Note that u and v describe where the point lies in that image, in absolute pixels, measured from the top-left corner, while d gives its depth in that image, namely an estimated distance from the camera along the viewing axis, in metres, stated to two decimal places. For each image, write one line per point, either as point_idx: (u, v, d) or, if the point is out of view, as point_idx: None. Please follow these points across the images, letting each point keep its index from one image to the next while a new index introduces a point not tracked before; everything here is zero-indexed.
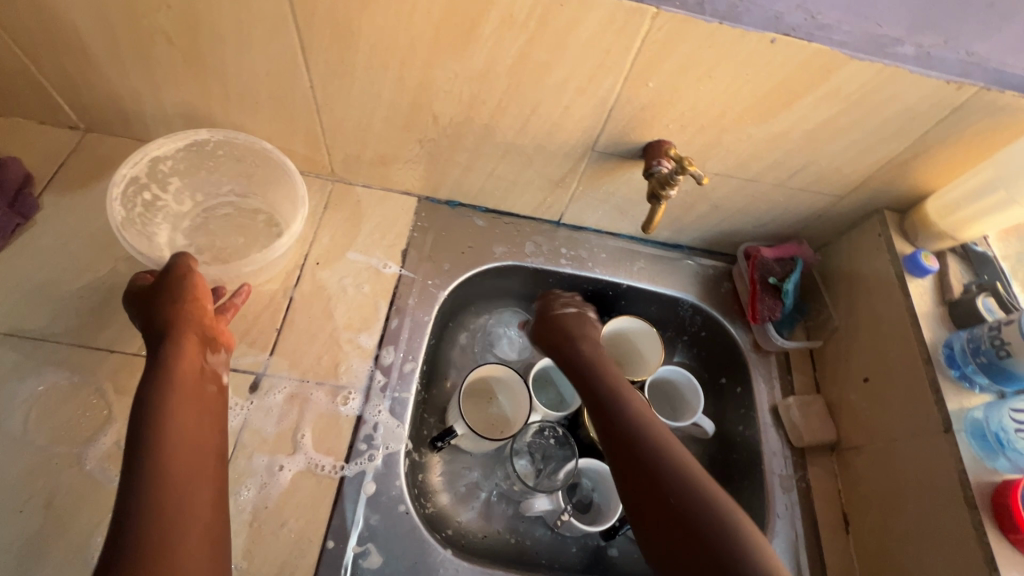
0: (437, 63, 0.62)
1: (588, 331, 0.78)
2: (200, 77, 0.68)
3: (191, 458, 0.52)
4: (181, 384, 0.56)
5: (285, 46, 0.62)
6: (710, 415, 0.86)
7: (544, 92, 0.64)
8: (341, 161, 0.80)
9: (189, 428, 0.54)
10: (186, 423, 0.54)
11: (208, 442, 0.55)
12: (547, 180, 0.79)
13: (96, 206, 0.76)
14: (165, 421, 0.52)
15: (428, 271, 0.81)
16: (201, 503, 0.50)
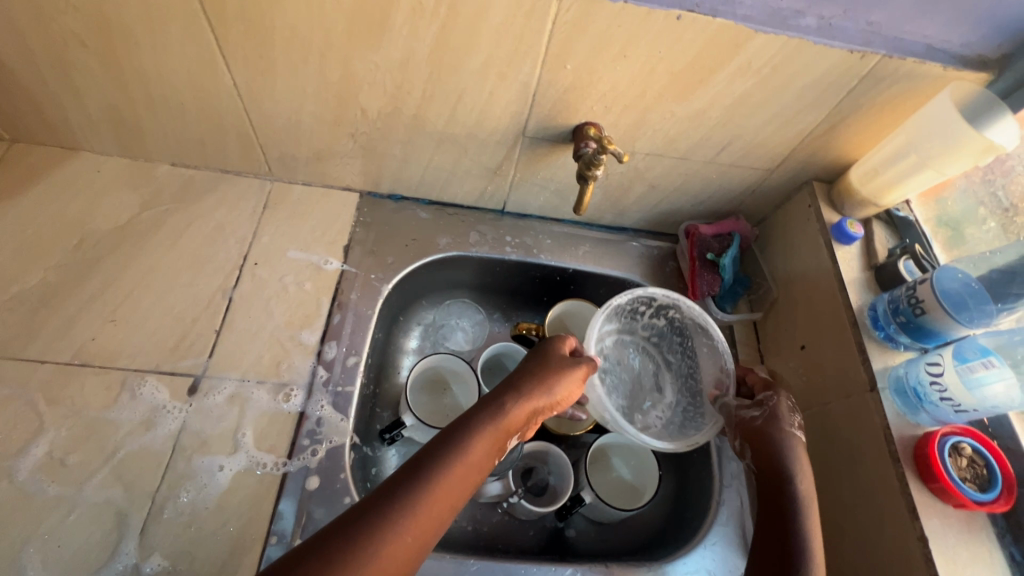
0: (357, 55, 0.62)
1: (792, 443, 0.65)
2: (120, 80, 0.67)
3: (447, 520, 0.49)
4: (442, 489, 0.49)
5: (202, 44, 0.62)
6: None
7: (467, 79, 0.64)
8: (278, 159, 0.80)
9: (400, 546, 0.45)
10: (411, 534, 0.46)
11: (411, 557, 0.46)
12: (485, 168, 0.79)
13: (25, 217, 0.75)
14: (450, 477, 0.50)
15: (371, 265, 0.80)
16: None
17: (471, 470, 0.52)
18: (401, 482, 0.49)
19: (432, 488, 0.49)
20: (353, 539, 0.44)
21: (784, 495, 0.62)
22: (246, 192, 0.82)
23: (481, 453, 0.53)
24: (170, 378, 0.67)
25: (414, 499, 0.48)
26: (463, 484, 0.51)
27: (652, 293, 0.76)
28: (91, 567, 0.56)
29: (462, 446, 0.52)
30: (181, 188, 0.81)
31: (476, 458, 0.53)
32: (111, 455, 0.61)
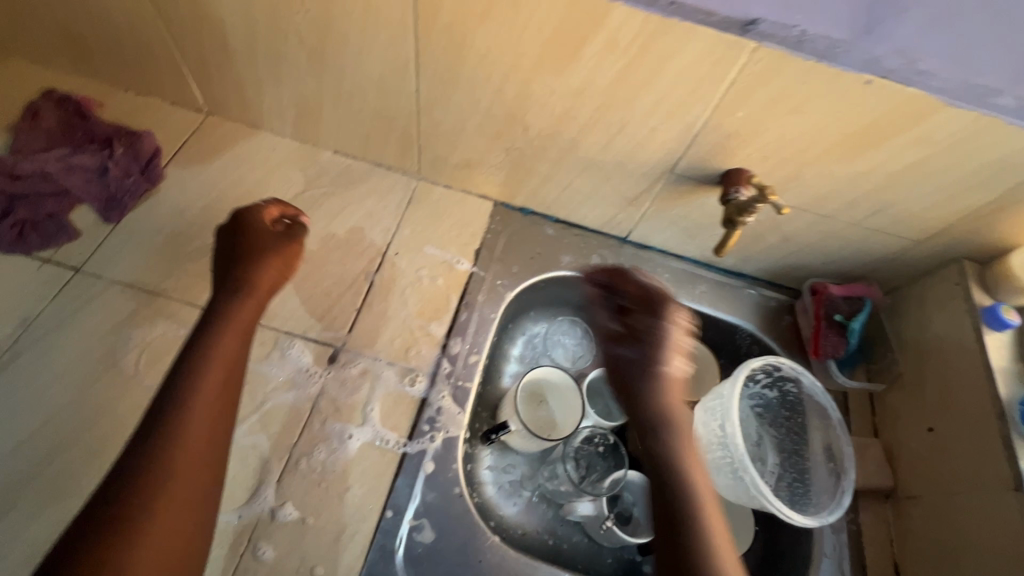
0: (538, 78, 0.67)
1: (666, 378, 0.66)
2: (319, 74, 0.75)
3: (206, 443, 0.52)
4: (209, 390, 0.55)
5: (402, 52, 0.68)
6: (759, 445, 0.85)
7: (634, 113, 0.67)
8: (429, 161, 0.86)
9: (197, 436, 0.52)
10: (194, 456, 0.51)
11: (195, 470, 0.51)
12: (622, 196, 0.82)
13: (211, 181, 0.84)
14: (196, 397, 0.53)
15: (497, 272, 0.85)
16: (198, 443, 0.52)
17: (220, 368, 0.56)
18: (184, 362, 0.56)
19: (180, 397, 0.53)
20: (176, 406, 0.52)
21: (646, 448, 0.64)
22: (393, 186, 0.89)
23: (228, 351, 0.58)
24: (314, 345, 0.73)
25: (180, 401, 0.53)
26: (220, 408, 0.55)
27: (782, 363, 0.75)
28: (235, 501, 0.61)
29: (197, 381, 0.55)
30: (339, 174, 0.88)
31: (223, 361, 0.57)
32: (260, 404, 0.68)
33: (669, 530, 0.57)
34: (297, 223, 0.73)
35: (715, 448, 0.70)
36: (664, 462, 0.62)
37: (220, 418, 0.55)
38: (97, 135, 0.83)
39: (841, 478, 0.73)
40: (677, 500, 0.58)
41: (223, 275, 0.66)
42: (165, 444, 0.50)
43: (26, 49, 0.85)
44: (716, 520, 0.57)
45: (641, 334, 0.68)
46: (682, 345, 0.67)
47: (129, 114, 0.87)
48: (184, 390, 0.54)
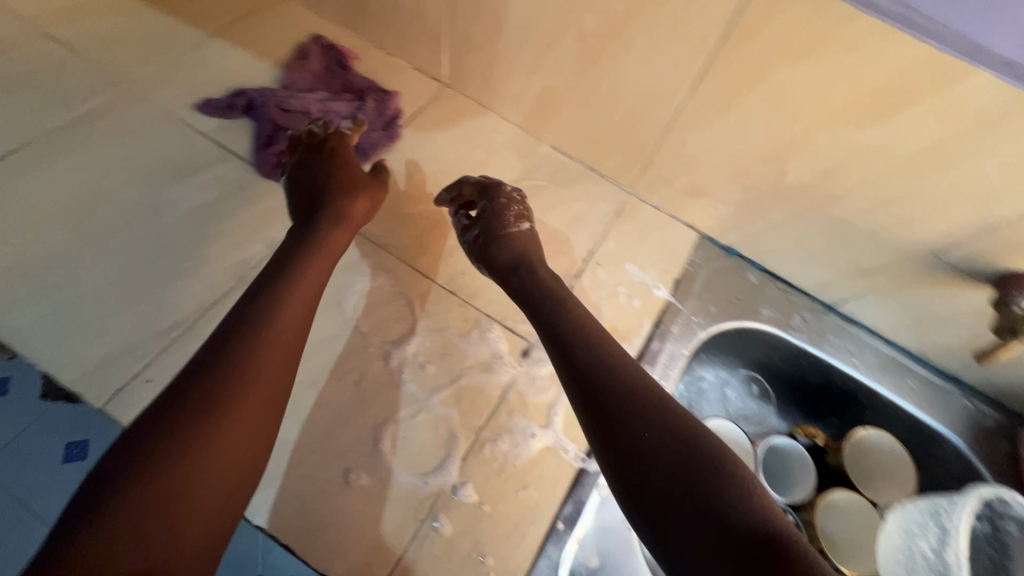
0: (829, 127, 0.62)
1: (513, 237, 0.69)
2: (582, 73, 0.75)
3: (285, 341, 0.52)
4: (275, 335, 0.52)
5: (685, 70, 0.66)
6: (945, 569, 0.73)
7: (928, 186, 0.61)
8: (650, 178, 0.84)
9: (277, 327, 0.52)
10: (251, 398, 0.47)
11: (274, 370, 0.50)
12: (856, 265, 0.75)
13: (439, 151, 0.88)
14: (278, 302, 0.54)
15: (694, 308, 0.81)
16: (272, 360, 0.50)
17: (291, 315, 0.54)
18: (250, 310, 0.52)
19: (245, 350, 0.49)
20: (235, 356, 0.48)
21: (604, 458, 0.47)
22: (603, 194, 0.88)
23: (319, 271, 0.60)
24: (512, 334, 0.73)
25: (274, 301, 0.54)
26: (287, 348, 0.52)
27: (1013, 500, 0.66)
28: (423, 467, 0.63)
29: (308, 242, 0.63)
30: (555, 171, 0.88)
31: (303, 296, 0.56)
32: (455, 379, 0.69)
33: (588, 398, 0.50)
34: (378, 167, 0.76)
35: (914, 570, 0.62)
36: (559, 321, 0.59)
37: (285, 362, 0.51)
38: (352, 85, 0.87)
39: None
40: (607, 374, 0.51)
41: (319, 181, 0.70)
42: (218, 391, 0.46)
43: None
44: (633, 368, 0.52)
45: (483, 213, 0.72)
46: (517, 212, 0.72)
47: (379, 71, 0.92)
48: (249, 345, 0.49)
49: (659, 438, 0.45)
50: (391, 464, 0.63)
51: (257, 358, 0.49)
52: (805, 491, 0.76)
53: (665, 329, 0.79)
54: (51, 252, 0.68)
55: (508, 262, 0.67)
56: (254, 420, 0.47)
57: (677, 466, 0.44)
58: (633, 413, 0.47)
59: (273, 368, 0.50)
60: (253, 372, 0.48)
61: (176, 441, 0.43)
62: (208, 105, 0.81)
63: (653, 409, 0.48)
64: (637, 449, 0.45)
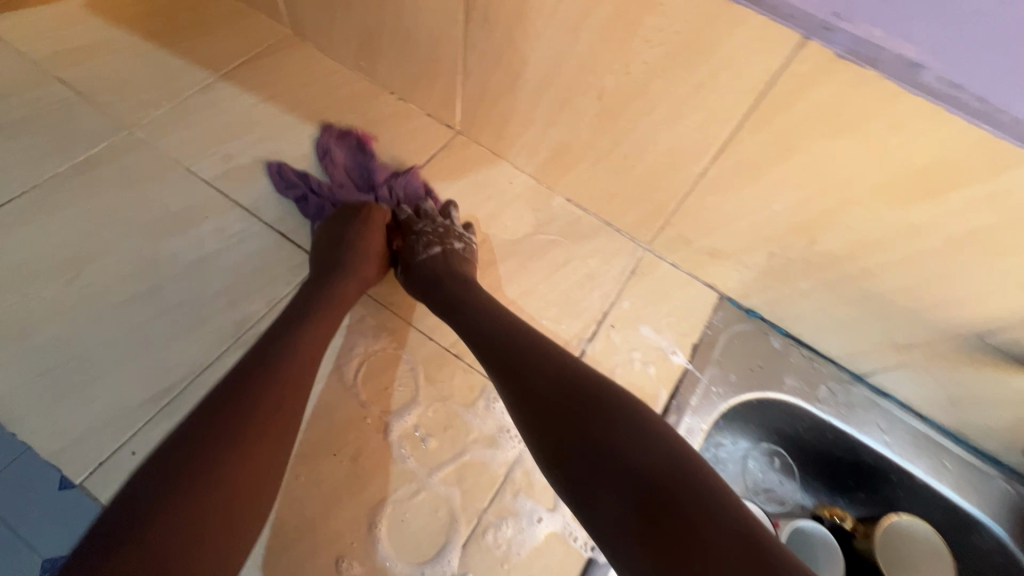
0: (865, 202, 0.58)
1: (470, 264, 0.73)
2: (600, 131, 0.72)
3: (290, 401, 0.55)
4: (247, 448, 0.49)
5: (708, 134, 0.63)
6: None
7: (973, 270, 0.56)
8: (669, 236, 0.80)
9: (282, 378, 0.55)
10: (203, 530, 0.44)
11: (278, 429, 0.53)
12: (889, 339, 0.70)
13: (449, 201, 0.84)
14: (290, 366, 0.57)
15: (714, 376, 0.77)
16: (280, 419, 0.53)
17: (265, 424, 0.51)
18: (213, 424, 0.50)
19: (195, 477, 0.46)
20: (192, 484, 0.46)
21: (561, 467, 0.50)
22: (619, 250, 0.84)
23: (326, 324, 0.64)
24: None
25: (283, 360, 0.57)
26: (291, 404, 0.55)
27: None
28: (420, 555, 0.59)
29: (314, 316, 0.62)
30: (569, 224, 0.85)
31: (280, 395, 0.54)
32: (458, 454, 0.65)
33: (535, 410, 0.54)
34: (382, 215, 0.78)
35: None
36: (494, 331, 0.62)
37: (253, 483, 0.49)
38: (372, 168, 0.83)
39: None
40: (547, 382, 0.55)
41: (334, 249, 0.71)
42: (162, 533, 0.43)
43: (322, 41, 0.91)
44: (568, 376, 0.56)
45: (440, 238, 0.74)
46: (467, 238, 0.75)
47: (390, 116, 0.89)
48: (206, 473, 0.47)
49: (608, 443, 0.49)
50: (386, 552, 0.58)
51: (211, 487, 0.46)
52: None
53: (684, 399, 0.74)
54: (43, 308, 0.66)
55: (447, 274, 0.70)
56: (225, 538, 0.45)
57: (624, 462, 0.47)
58: (577, 422, 0.51)
59: (233, 497, 0.47)
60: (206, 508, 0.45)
61: (172, 507, 0.45)
62: (277, 178, 0.78)
63: (595, 414, 0.51)
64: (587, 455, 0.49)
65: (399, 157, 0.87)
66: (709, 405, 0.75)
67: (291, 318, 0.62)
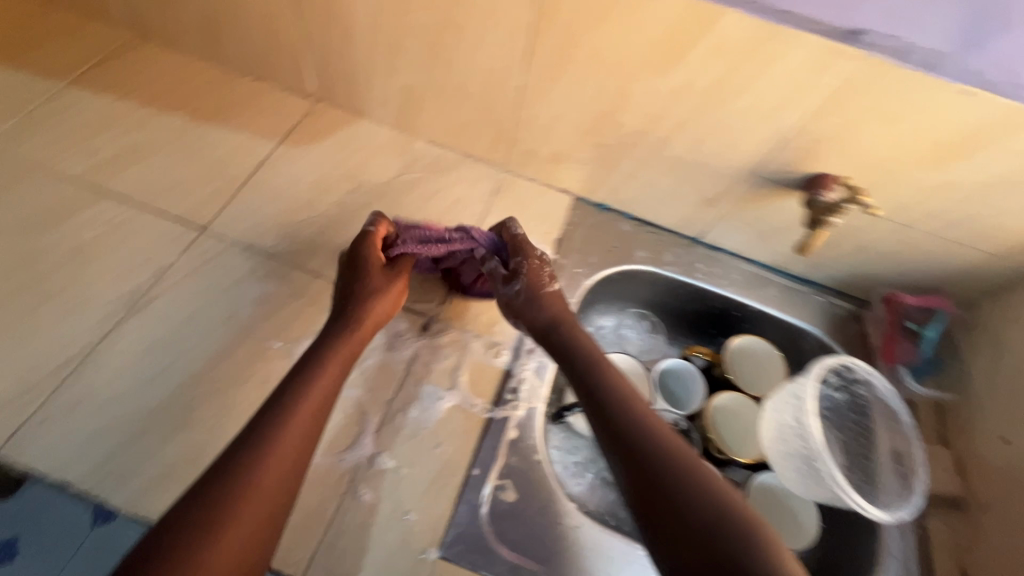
0: (639, 79, 0.72)
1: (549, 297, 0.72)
2: (433, 68, 0.82)
3: (302, 430, 0.56)
4: (261, 485, 0.51)
5: (512, 49, 0.75)
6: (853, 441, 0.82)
7: (728, 115, 0.72)
8: (518, 154, 0.92)
9: (306, 406, 0.58)
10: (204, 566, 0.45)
11: (300, 446, 0.55)
12: (702, 196, 0.86)
13: (319, 160, 0.92)
14: (302, 392, 0.59)
15: (576, 261, 0.90)
16: (296, 436, 0.55)
17: (281, 458, 0.53)
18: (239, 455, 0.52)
19: (222, 511, 0.48)
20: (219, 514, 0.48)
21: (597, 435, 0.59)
22: (481, 176, 0.95)
23: (338, 360, 0.64)
24: (409, 313, 0.79)
25: (309, 381, 0.60)
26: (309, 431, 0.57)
27: (854, 366, 0.78)
28: (337, 446, 0.67)
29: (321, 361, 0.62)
30: (433, 162, 0.95)
31: (296, 441, 0.55)
32: (359, 362, 0.73)
33: (592, 410, 0.60)
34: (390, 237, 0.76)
35: (785, 440, 0.74)
36: (579, 354, 0.66)
37: (264, 518, 0.50)
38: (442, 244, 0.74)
39: (911, 480, 0.75)
40: (613, 393, 0.61)
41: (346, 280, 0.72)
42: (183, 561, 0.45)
43: (166, 37, 0.95)
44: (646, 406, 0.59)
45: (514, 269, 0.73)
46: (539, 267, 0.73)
47: (249, 97, 0.95)
48: (229, 506, 0.48)
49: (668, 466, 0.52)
50: None
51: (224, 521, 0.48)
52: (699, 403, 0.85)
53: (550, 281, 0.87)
54: None
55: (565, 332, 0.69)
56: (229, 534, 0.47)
57: (681, 487, 0.50)
58: (636, 438, 0.55)
59: (246, 526, 0.48)
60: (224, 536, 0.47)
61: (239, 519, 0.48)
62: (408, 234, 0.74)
63: (675, 448, 0.54)
64: (639, 464, 0.53)
65: (263, 130, 0.93)
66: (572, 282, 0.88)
67: (300, 363, 0.63)
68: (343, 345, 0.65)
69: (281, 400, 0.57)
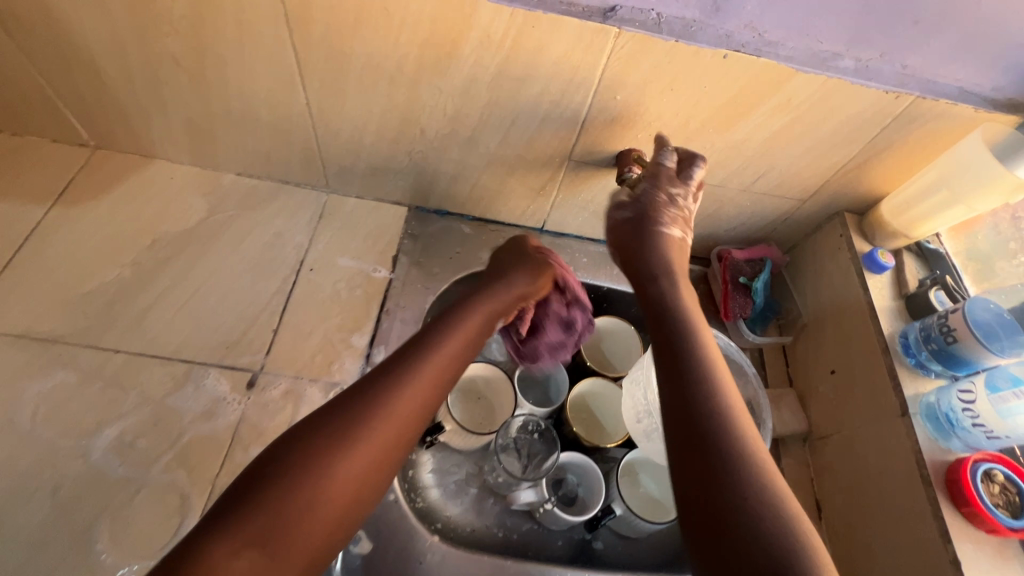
0: (423, 80, 0.68)
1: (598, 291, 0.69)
2: (206, 97, 0.74)
3: (384, 438, 0.52)
4: (375, 442, 0.51)
5: (283, 65, 0.68)
6: None
7: (522, 105, 0.70)
8: (335, 173, 0.85)
9: (399, 410, 0.53)
10: (325, 508, 0.47)
11: (380, 454, 0.51)
12: (530, 187, 0.84)
13: (106, 217, 0.80)
14: (401, 390, 0.54)
15: (417, 276, 0.85)
16: (377, 443, 0.51)
17: (403, 418, 0.53)
18: (366, 408, 0.52)
19: (298, 484, 0.47)
20: (307, 466, 0.48)
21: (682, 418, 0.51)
22: (303, 202, 0.88)
23: (453, 348, 0.61)
24: (230, 372, 0.71)
25: (386, 394, 0.53)
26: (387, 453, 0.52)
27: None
28: (154, 543, 0.59)
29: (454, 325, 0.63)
30: (245, 197, 0.86)
31: (415, 404, 0.55)
32: (174, 440, 0.65)
33: (676, 401, 0.52)
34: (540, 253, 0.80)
35: (643, 417, 0.75)
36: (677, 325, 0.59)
37: (372, 474, 0.51)
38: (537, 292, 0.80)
39: (760, 428, 0.77)
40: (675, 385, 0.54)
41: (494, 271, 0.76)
42: (254, 498, 0.46)
43: None
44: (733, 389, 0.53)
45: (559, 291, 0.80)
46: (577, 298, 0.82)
47: (5, 156, 0.82)
48: (334, 452, 0.49)
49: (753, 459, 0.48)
50: (115, 557, 0.58)
51: (330, 468, 0.48)
52: (562, 396, 0.85)
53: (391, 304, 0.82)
54: None
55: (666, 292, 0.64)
56: (271, 548, 0.44)
57: (749, 517, 0.44)
58: (720, 433, 0.49)
59: (356, 480, 0.49)
60: (306, 487, 0.47)
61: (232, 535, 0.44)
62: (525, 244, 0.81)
63: (740, 435, 0.49)
64: (706, 458, 0.48)
65: (31, 192, 0.80)
66: (416, 300, 0.83)
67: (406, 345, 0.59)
68: (469, 324, 0.65)
69: (359, 414, 0.51)
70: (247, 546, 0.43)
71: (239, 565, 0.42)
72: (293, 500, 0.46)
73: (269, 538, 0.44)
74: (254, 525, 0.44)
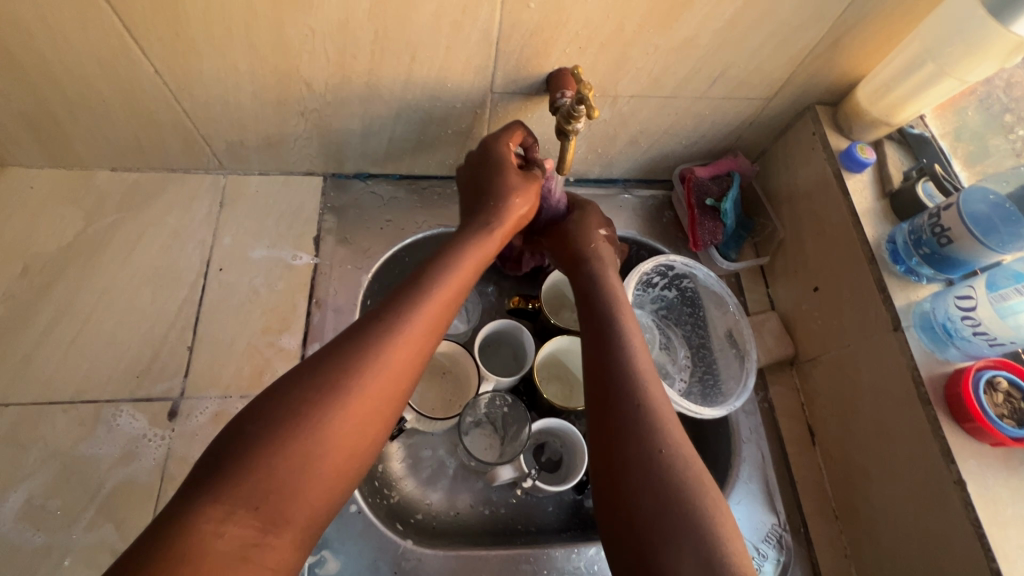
0: (287, 19, 0.54)
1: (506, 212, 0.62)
2: (26, 82, 0.59)
3: (368, 409, 0.46)
4: (375, 387, 0.46)
5: (107, 28, 0.53)
6: (689, 336, 0.78)
7: (418, 34, 0.56)
8: (225, 150, 0.72)
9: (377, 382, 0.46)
10: (351, 429, 0.44)
11: (361, 423, 0.45)
12: (455, 131, 0.71)
13: None
14: (373, 355, 0.47)
15: (346, 255, 0.75)
16: (354, 418, 0.44)
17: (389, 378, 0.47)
18: (370, 334, 0.48)
19: (267, 448, 0.41)
20: (332, 378, 0.45)
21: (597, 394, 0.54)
22: (197, 190, 0.75)
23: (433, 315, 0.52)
24: (146, 405, 0.62)
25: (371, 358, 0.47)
26: (373, 416, 0.46)
27: (673, 261, 0.74)
28: None
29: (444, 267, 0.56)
30: (126, 195, 0.73)
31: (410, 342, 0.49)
32: (95, 493, 0.58)
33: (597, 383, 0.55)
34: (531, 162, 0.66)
35: None
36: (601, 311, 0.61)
37: (380, 413, 0.47)
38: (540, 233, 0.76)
39: (745, 359, 0.70)
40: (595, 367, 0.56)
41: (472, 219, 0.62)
42: (245, 456, 0.40)
43: None
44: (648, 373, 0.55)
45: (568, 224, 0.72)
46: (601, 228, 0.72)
47: None
48: (321, 401, 0.44)
49: (673, 456, 0.48)
50: None
51: (323, 421, 0.43)
52: (529, 357, 0.76)
53: (319, 293, 0.71)
54: None
55: (598, 279, 0.65)
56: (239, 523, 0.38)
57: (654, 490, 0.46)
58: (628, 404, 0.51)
59: (357, 429, 0.44)
60: (286, 455, 0.41)
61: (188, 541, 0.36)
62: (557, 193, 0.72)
63: (649, 415, 0.51)
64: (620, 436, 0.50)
65: None
66: (351, 281, 0.73)
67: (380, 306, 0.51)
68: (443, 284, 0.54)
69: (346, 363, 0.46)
70: (242, 513, 0.39)
71: (230, 530, 0.38)
72: (286, 460, 0.41)
73: (261, 499, 0.40)
74: (242, 487, 0.39)
